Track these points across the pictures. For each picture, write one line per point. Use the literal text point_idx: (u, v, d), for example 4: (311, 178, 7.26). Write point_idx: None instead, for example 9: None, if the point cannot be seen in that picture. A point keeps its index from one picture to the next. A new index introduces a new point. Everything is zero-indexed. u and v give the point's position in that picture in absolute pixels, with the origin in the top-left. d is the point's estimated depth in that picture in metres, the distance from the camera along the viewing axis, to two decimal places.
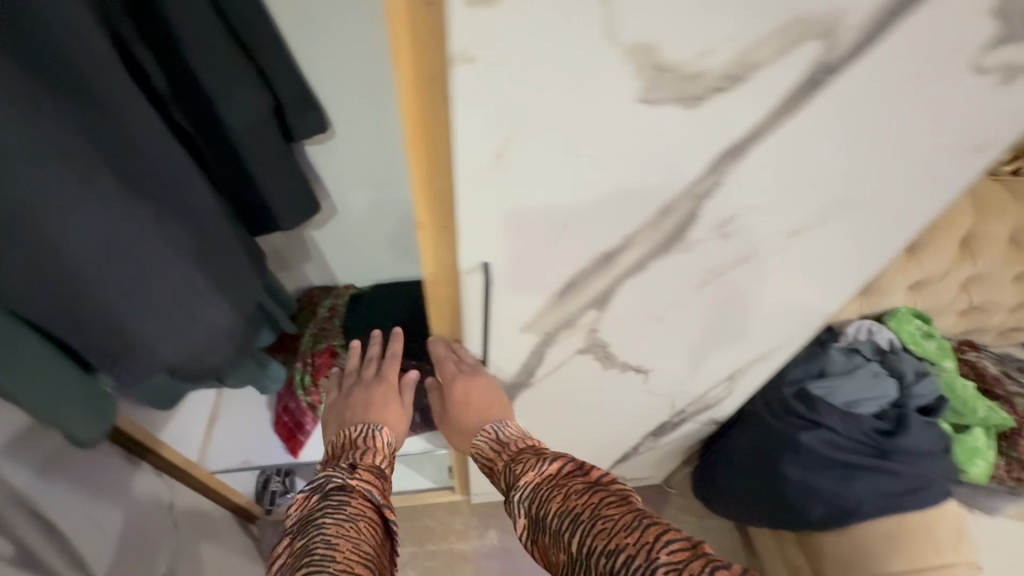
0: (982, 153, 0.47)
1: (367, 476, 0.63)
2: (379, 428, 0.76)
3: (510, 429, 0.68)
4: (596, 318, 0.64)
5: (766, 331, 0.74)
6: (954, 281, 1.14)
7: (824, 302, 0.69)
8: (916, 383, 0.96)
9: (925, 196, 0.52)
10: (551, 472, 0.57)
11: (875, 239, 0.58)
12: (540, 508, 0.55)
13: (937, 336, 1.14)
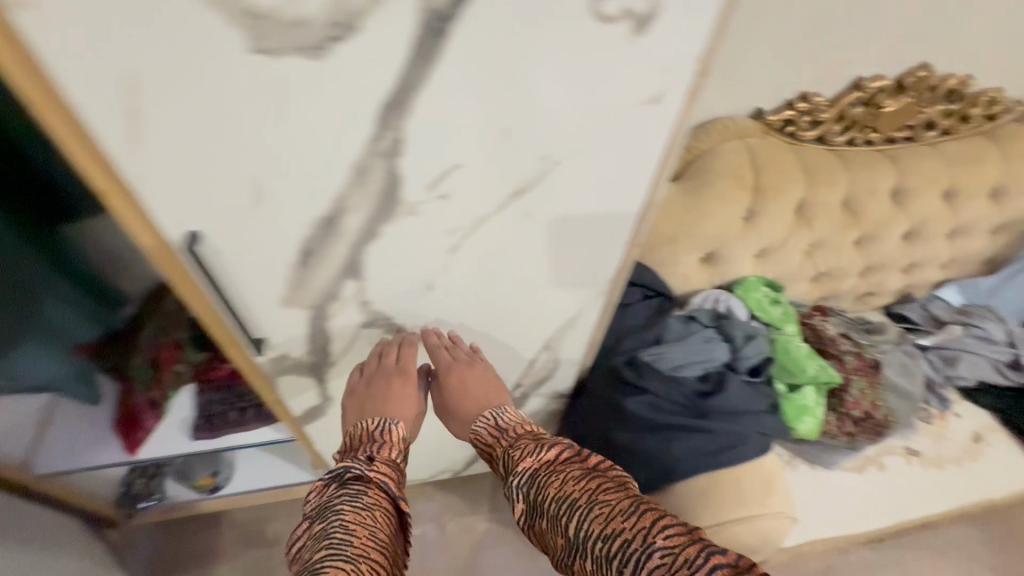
0: (663, 109, 0.49)
1: (386, 464, 0.67)
2: (395, 424, 0.72)
3: (507, 416, 0.75)
4: (360, 290, 0.63)
5: (559, 300, 0.75)
6: (796, 248, 1.19)
7: (603, 270, 0.71)
8: (745, 346, 1.01)
9: (636, 155, 0.54)
10: (550, 459, 0.66)
11: (614, 201, 0.59)
12: (540, 493, 0.63)
13: (783, 303, 1.18)
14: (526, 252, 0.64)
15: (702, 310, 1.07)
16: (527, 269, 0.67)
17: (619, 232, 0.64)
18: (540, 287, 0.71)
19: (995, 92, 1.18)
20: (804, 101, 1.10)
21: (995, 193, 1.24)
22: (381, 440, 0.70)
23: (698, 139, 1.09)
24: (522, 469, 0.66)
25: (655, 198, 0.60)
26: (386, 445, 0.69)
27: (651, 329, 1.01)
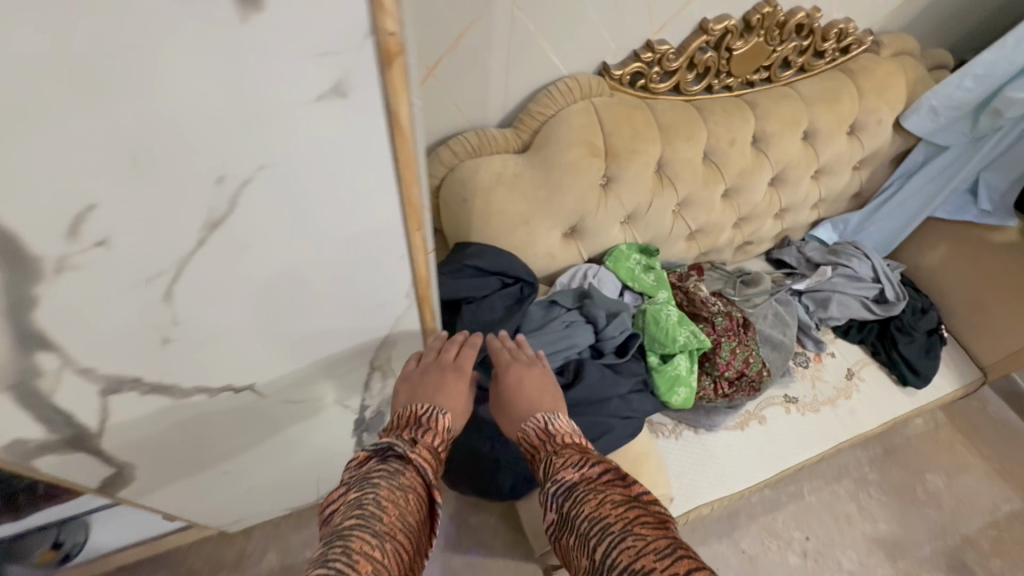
0: (357, 100, 0.38)
1: (426, 452, 0.61)
2: (441, 411, 0.67)
3: (561, 423, 0.70)
4: (65, 361, 0.50)
5: (363, 326, 0.66)
6: (664, 210, 1.12)
7: (397, 282, 0.61)
8: (606, 326, 0.95)
9: (358, 160, 0.43)
10: (590, 475, 0.60)
11: (363, 213, 0.49)
12: (573, 507, 0.58)
13: (657, 268, 1.13)
14: (276, 283, 0.53)
15: (564, 291, 1.00)
16: (299, 302, 0.57)
17: (395, 246, 0.55)
18: (330, 315, 0.61)
19: (847, 23, 1.12)
20: (650, 51, 1.00)
21: (854, 129, 1.21)
22: (428, 426, 0.65)
23: (542, 104, 0.98)
24: (562, 478, 0.61)
25: (421, 203, 0.52)
26: (430, 430, 0.64)
27: (508, 321, 0.94)
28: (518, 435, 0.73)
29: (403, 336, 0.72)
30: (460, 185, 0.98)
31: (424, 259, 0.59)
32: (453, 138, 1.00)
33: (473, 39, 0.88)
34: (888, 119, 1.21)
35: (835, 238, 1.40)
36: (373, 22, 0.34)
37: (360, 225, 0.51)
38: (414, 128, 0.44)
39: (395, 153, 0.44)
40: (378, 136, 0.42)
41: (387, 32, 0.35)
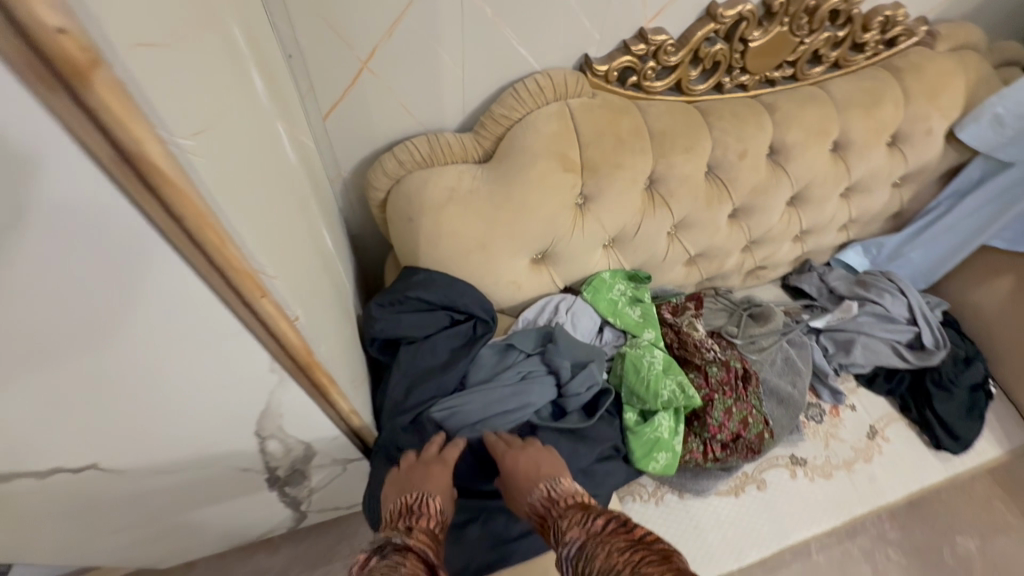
0: (34, 141, 0.24)
1: (423, 538, 0.58)
2: (430, 499, 0.65)
3: (564, 485, 0.66)
4: None
5: (221, 402, 0.51)
6: (658, 233, 0.94)
7: (247, 347, 0.45)
8: (569, 380, 0.83)
9: (89, 225, 0.29)
10: (596, 527, 0.56)
11: (143, 291, 0.35)
12: (584, 563, 0.52)
13: (644, 301, 0.96)
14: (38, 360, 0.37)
15: (524, 334, 0.88)
16: (103, 391, 0.43)
17: (226, 324, 0.41)
18: (166, 399, 0.47)
19: (895, 9, 0.91)
20: (643, 41, 0.82)
21: (896, 139, 1.00)
22: (427, 515, 0.63)
23: (507, 106, 0.81)
24: (569, 532, 0.57)
25: (252, 270, 0.38)
26: (424, 516, 0.62)
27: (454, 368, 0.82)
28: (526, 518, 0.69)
29: (287, 401, 0.56)
30: (406, 201, 0.82)
31: (290, 329, 0.45)
32: (401, 144, 0.84)
33: (415, 25, 0.71)
34: (940, 128, 0.99)
35: (866, 264, 1.19)
36: (7, 10, 0.20)
37: (150, 305, 0.36)
38: (191, 175, 0.30)
39: (163, 212, 0.30)
40: (116, 188, 0.28)
41: (49, 30, 0.21)
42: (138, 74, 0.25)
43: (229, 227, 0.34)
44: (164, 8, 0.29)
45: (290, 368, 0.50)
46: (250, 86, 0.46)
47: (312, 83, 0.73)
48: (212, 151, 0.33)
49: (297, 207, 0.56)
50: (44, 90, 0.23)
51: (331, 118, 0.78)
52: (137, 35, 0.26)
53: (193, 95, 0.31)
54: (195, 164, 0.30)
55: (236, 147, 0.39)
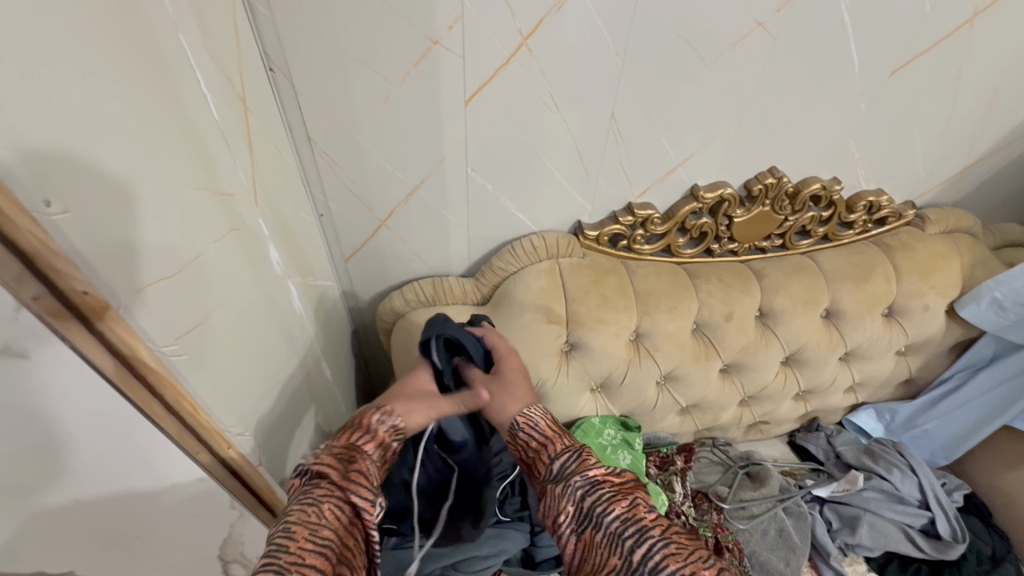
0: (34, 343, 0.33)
1: (339, 456, 0.52)
2: (397, 415, 0.58)
3: (552, 423, 0.61)
4: None
5: (190, 528, 0.54)
6: (645, 383, 0.97)
7: (206, 482, 0.50)
8: (542, 533, 0.84)
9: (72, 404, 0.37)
10: (618, 481, 0.55)
11: (113, 458, 0.43)
12: (599, 502, 0.53)
13: (633, 448, 0.98)
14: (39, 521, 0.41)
15: None
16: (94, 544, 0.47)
17: (191, 475, 0.49)
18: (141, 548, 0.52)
19: (879, 195, 0.97)
20: (631, 213, 0.91)
21: (893, 311, 1.02)
22: (376, 437, 0.56)
23: (505, 261, 0.91)
24: (570, 459, 0.57)
25: (219, 429, 0.48)
26: (356, 432, 0.55)
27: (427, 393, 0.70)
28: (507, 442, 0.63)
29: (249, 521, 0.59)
30: (407, 335, 0.90)
31: (252, 471, 0.54)
32: (409, 285, 0.95)
33: (426, 195, 0.83)
34: (937, 304, 1.00)
35: (880, 429, 1.15)
36: (53, 283, 0.31)
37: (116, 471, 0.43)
38: (172, 369, 0.40)
39: (152, 394, 0.40)
40: (106, 383, 0.37)
41: (78, 291, 0.32)
42: (139, 309, 0.36)
43: (202, 402, 0.44)
44: (179, 250, 0.41)
45: (258, 506, 0.58)
46: (262, 263, 0.57)
47: (338, 233, 0.86)
48: (197, 344, 0.43)
49: (291, 349, 0.66)
50: (64, 324, 0.33)
51: (352, 259, 0.90)
52: (147, 278, 0.37)
53: (189, 306, 0.42)
54: (175, 362, 0.40)
55: (235, 327, 0.50)
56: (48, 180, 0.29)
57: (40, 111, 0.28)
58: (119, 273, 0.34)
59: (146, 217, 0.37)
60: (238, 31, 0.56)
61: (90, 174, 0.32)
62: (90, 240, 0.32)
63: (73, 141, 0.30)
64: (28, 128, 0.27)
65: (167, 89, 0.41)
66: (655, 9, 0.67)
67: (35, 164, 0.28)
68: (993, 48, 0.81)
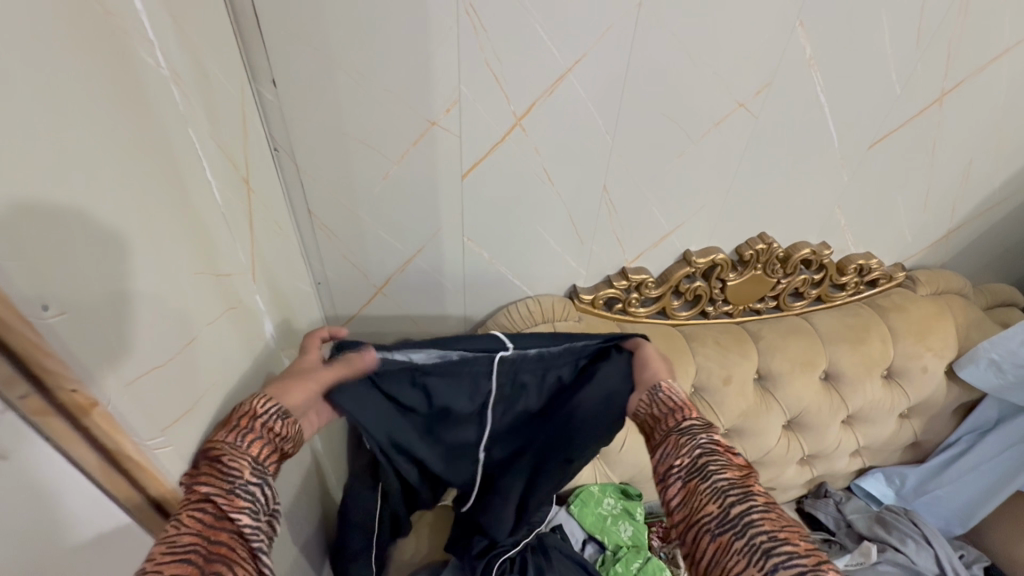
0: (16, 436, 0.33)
1: (219, 449, 0.43)
2: (267, 400, 0.48)
3: (680, 395, 0.57)
4: None
5: None
6: (645, 449, 0.94)
7: None
8: None
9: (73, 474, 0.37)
10: (737, 457, 0.51)
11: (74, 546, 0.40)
12: (714, 461, 0.49)
13: (634, 518, 0.94)
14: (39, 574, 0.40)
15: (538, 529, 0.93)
16: None
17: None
18: None
19: (868, 258, 0.99)
20: (626, 277, 0.92)
21: (892, 372, 1.01)
22: (259, 423, 0.46)
23: (501, 324, 0.91)
24: (699, 424, 0.53)
25: None
26: (239, 421, 0.46)
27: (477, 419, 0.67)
28: (636, 402, 0.60)
29: None
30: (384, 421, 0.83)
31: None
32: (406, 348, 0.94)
33: (423, 262, 0.84)
34: (935, 366, 1.00)
35: (891, 496, 1.11)
36: (42, 383, 0.32)
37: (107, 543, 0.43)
38: (156, 462, 0.40)
39: (132, 484, 0.40)
40: (85, 475, 0.38)
41: (67, 390, 0.33)
42: (128, 405, 0.36)
43: (183, 492, 0.44)
44: (174, 336, 0.42)
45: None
46: (255, 339, 0.58)
47: (334, 300, 0.87)
48: (190, 433, 0.44)
49: None
50: (50, 424, 0.34)
51: (347, 323, 0.90)
52: (140, 368, 0.38)
53: (178, 396, 0.42)
54: (159, 454, 0.40)
55: (227, 409, 0.51)
56: (47, 288, 0.30)
57: (48, 223, 0.30)
58: (110, 368, 0.35)
59: (139, 311, 0.37)
60: (245, 117, 0.59)
61: (88, 279, 0.33)
62: (85, 341, 0.32)
63: (72, 244, 0.32)
64: (35, 243, 0.29)
65: (172, 183, 0.43)
66: (641, 92, 0.71)
67: (34, 276, 0.29)
68: (964, 123, 0.85)
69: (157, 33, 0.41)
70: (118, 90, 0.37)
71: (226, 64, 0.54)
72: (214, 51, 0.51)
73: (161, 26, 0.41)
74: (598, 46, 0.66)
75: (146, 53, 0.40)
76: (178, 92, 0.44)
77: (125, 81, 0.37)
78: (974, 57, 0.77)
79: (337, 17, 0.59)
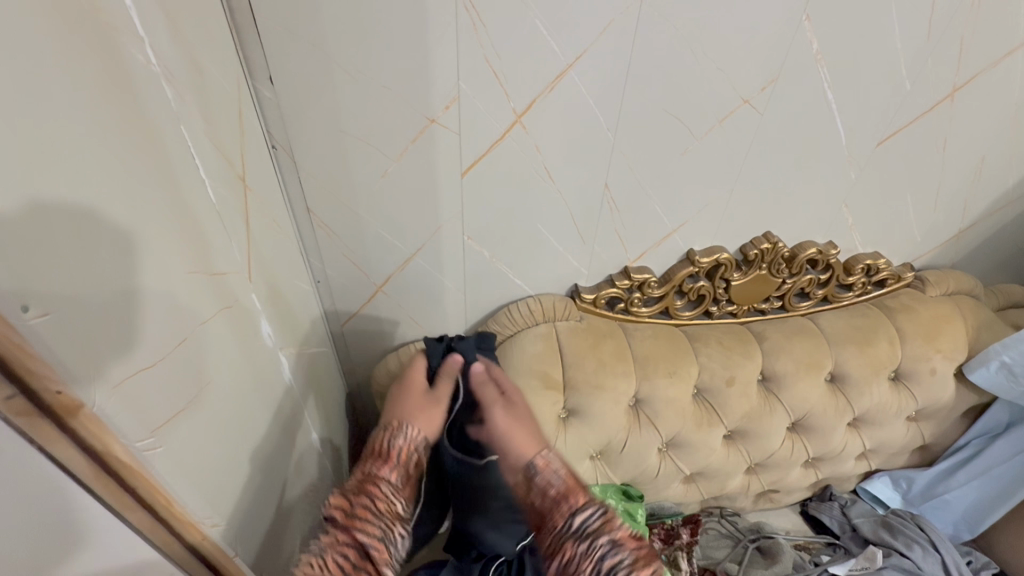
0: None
1: (363, 491, 0.60)
2: (410, 431, 0.66)
3: (566, 487, 0.63)
4: None
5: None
6: (646, 450, 0.93)
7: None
8: None
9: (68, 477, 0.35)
10: (628, 533, 0.62)
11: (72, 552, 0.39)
12: (611, 558, 0.59)
13: (635, 520, 0.93)
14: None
15: None
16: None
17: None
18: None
19: (875, 258, 0.98)
20: (628, 277, 0.91)
21: (899, 375, 1.00)
22: (398, 465, 0.64)
23: (501, 324, 0.90)
24: (596, 515, 0.62)
25: (193, 523, 0.45)
26: (383, 460, 0.63)
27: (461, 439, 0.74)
28: (518, 487, 0.67)
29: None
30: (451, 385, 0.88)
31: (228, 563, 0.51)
32: (406, 347, 0.94)
33: (423, 261, 0.84)
34: (943, 368, 0.98)
35: (897, 499, 1.10)
36: (28, 385, 0.31)
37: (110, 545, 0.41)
38: (148, 466, 0.39)
39: (125, 489, 0.39)
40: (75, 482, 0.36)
41: (51, 392, 0.32)
42: (115, 406, 0.36)
43: (178, 494, 0.43)
44: (161, 336, 0.41)
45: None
46: (250, 338, 0.57)
47: (334, 299, 0.87)
48: (176, 435, 0.43)
49: (274, 423, 0.65)
50: (35, 427, 0.33)
51: (347, 322, 0.90)
52: (127, 370, 0.37)
53: (167, 398, 0.42)
54: (149, 457, 0.39)
55: (219, 410, 0.50)
56: (29, 286, 0.29)
57: (33, 222, 0.29)
58: (94, 368, 0.34)
59: (126, 311, 0.37)
60: (242, 113, 0.58)
61: (69, 278, 0.32)
62: (67, 342, 0.32)
63: (56, 242, 0.31)
64: (16, 241, 0.28)
65: (164, 181, 0.42)
66: (643, 89, 0.70)
67: (14, 275, 0.28)
68: (976, 120, 0.83)
69: (148, 31, 0.40)
70: (108, 87, 0.36)
71: (221, 61, 0.54)
72: (209, 49, 0.51)
73: (152, 22, 0.41)
74: (599, 42, 0.65)
75: (138, 51, 0.39)
76: (171, 90, 0.43)
77: (115, 77, 0.37)
78: (987, 52, 0.76)
79: (334, 14, 0.59)
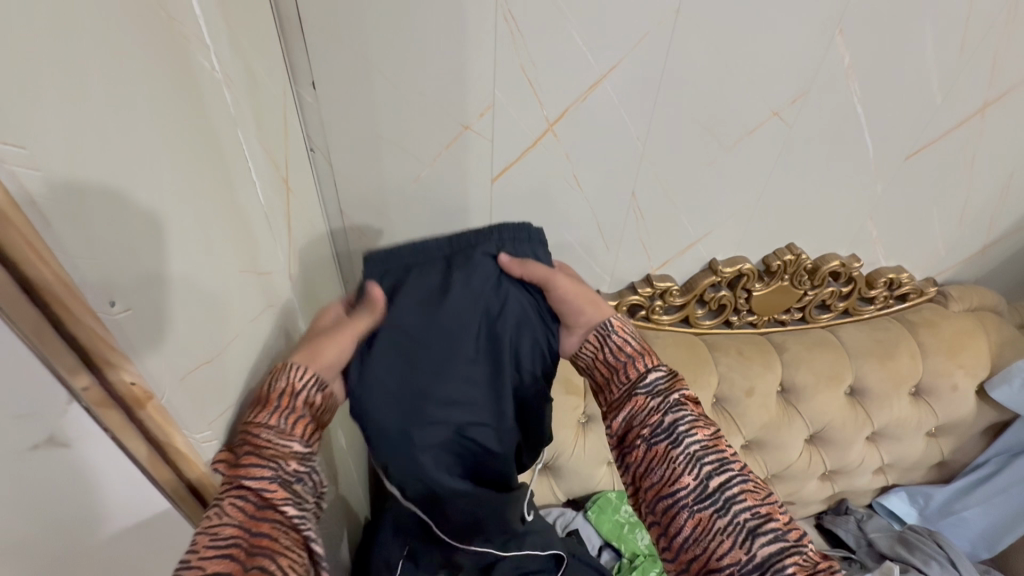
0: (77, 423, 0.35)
1: (245, 438, 0.44)
2: (295, 368, 0.48)
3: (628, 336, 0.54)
4: None
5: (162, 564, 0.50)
6: None
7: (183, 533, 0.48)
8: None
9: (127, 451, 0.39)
10: (701, 410, 0.50)
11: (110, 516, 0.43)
12: (682, 422, 0.48)
13: None
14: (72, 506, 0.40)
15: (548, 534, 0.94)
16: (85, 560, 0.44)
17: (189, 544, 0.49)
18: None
19: (898, 272, 0.98)
20: (650, 284, 0.91)
21: (920, 390, 0.99)
22: (292, 407, 0.46)
23: None
24: (662, 374, 0.51)
25: None
26: (267, 404, 0.46)
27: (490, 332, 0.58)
28: (581, 344, 0.57)
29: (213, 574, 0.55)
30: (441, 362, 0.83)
31: None
32: None
33: None
34: (965, 384, 0.98)
35: (914, 515, 1.10)
36: (103, 374, 0.35)
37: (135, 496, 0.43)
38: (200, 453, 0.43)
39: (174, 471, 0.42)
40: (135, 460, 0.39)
41: (126, 381, 0.36)
42: (180, 397, 0.39)
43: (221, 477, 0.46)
44: (225, 330, 0.44)
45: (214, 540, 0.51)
46: (288, 336, 0.59)
47: None
48: (229, 426, 0.47)
49: None
50: (108, 415, 0.37)
51: None
52: (193, 362, 0.40)
53: (222, 390, 0.44)
54: (203, 446, 0.43)
55: None
56: (114, 283, 0.32)
57: (117, 219, 0.32)
58: (165, 358, 0.37)
59: (195, 305, 0.40)
60: (286, 118, 0.60)
61: (147, 268, 0.35)
62: (145, 333, 0.35)
63: (137, 237, 0.34)
64: (105, 237, 0.31)
65: (226, 180, 0.44)
66: (674, 97, 0.71)
67: (102, 271, 0.31)
68: (1005, 137, 0.83)
69: (213, 39, 0.42)
70: (181, 91, 0.38)
71: (271, 66, 0.55)
72: (262, 55, 0.53)
73: (215, 31, 0.42)
74: (632, 54, 0.67)
75: (204, 58, 0.41)
76: (230, 95, 0.45)
77: (185, 83, 0.39)
78: (1017, 70, 0.76)
79: (376, 20, 0.60)
